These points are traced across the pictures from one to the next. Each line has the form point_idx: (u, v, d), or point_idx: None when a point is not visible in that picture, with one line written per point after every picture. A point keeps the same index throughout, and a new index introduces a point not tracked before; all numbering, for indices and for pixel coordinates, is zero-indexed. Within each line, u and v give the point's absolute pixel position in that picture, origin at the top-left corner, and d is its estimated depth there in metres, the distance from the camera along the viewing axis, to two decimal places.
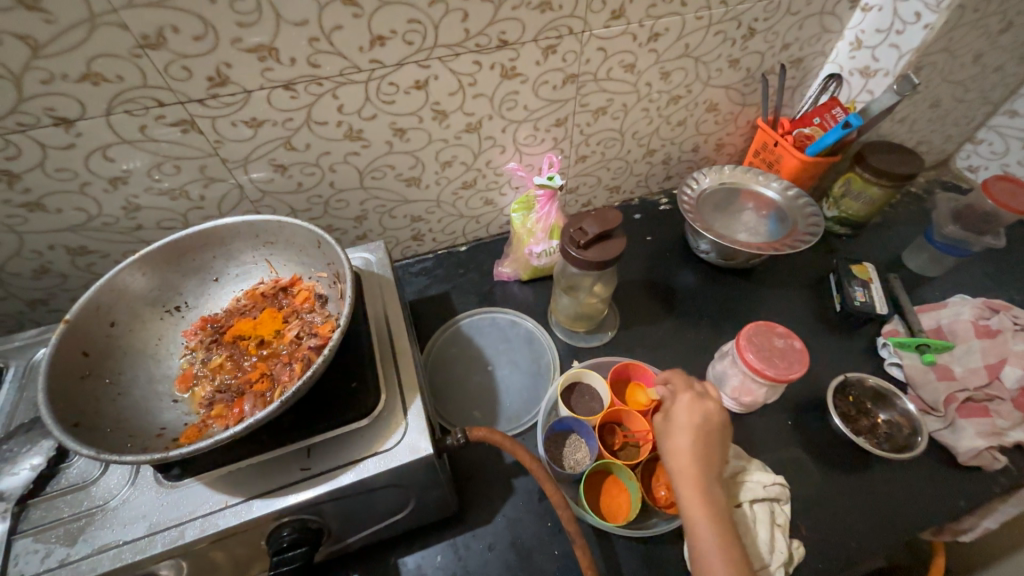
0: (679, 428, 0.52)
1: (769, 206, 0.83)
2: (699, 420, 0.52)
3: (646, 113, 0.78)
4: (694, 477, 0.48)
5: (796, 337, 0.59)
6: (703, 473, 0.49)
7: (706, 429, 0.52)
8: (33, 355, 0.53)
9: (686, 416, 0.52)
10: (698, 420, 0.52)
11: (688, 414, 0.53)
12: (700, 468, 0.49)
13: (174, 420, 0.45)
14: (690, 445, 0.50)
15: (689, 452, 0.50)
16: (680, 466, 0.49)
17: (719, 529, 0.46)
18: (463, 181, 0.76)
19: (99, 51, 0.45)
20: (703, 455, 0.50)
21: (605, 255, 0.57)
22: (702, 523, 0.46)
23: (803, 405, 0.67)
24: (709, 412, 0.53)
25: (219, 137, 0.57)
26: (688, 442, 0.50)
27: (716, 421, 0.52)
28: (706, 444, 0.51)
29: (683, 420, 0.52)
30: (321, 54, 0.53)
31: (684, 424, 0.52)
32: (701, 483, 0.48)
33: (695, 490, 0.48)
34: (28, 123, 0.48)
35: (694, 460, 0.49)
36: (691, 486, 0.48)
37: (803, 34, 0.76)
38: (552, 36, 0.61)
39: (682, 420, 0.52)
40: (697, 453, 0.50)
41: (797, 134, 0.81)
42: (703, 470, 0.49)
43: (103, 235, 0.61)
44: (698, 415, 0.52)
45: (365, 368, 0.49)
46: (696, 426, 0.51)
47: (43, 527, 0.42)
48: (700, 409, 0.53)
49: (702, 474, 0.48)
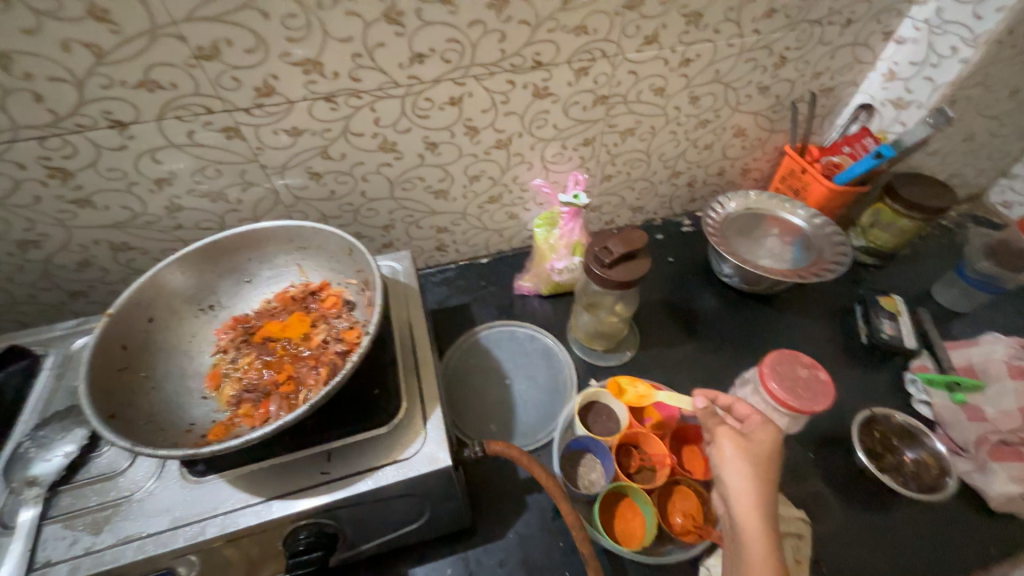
0: (752, 449, 0.49)
1: (794, 232, 0.82)
2: (770, 444, 0.49)
3: (673, 136, 0.78)
4: (759, 503, 0.45)
5: (821, 367, 0.58)
6: (766, 501, 0.46)
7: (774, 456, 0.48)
8: (71, 345, 0.56)
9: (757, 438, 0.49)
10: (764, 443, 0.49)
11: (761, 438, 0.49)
12: (763, 494, 0.46)
13: (202, 416, 0.46)
14: (756, 470, 0.47)
15: (755, 474, 0.47)
16: (744, 488, 0.46)
17: (774, 562, 0.42)
18: (489, 195, 0.77)
19: (157, 60, 0.48)
20: (766, 477, 0.47)
21: (629, 276, 0.57)
22: (759, 550, 0.43)
23: (826, 437, 0.66)
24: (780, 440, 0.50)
25: (260, 144, 0.59)
26: (752, 461, 0.47)
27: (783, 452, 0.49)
28: (771, 471, 0.47)
29: (752, 438, 0.49)
30: (363, 69, 0.55)
31: (755, 445, 0.49)
32: (763, 511, 0.45)
33: (758, 518, 0.45)
34: (87, 125, 0.51)
35: (761, 487, 0.46)
36: (752, 512, 0.45)
37: (834, 63, 0.76)
38: (585, 58, 0.62)
39: (755, 443, 0.49)
40: (758, 478, 0.47)
41: (826, 161, 0.81)
42: (768, 497, 0.46)
43: (145, 233, 0.64)
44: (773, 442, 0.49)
45: (387, 376, 0.50)
46: (761, 450, 0.48)
47: (71, 514, 0.43)
48: (770, 430, 0.50)
49: (765, 501, 0.45)
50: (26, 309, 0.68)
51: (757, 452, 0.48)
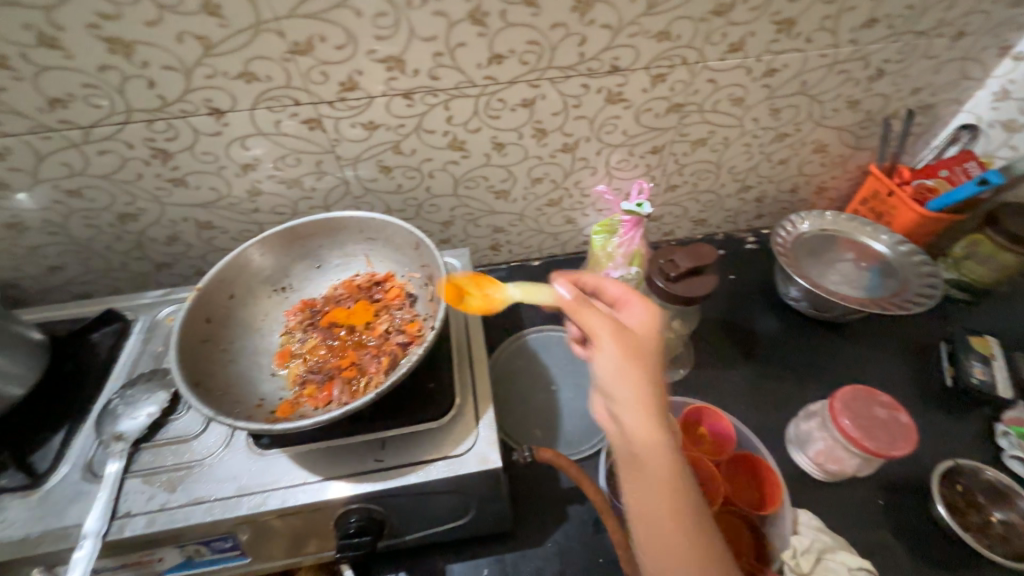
0: (609, 347, 0.40)
1: (874, 258, 0.76)
2: (643, 339, 0.42)
3: (747, 149, 0.75)
4: (659, 412, 0.39)
5: (902, 410, 0.53)
6: (661, 408, 0.39)
7: (657, 349, 0.42)
8: (158, 313, 0.60)
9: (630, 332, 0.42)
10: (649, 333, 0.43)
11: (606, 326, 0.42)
12: (656, 399, 0.39)
13: (271, 392, 0.48)
14: (647, 371, 0.40)
15: (644, 377, 0.39)
16: (646, 401, 0.38)
17: (679, 478, 0.37)
18: (549, 198, 0.76)
19: (256, 54, 0.51)
20: (656, 374, 0.40)
21: (694, 292, 0.55)
22: (662, 469, 0.37)
23: (898, 484, 0.60)
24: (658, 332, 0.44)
25: (338, 136, 0.61)
26: (643, 359, 0.40)
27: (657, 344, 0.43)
28: (659, 370, 0.41)
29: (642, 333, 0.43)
30: (442, 68, 0.56)
31: (625, 342, 0.40)
32: (661, 423, 0.38)
33: (656, 430, 0.38)
34: (189, 111, 0.55)
35: (657, 394, 0.39)
36: (653, 427, 0.38)
37: (937, 79, 0.69)
38: (664, 65, 0.61)
39: (626, 335, 0.41)
40: (648, 381, 0.39)
41: (918, 185, 0.75)
42: (661, 402, 0.39)
43: (227, 213, 0.68)
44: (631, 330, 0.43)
45: (444, 372, 0.51)
46: (634, 346, 0.41)
47: (151, 470, 0.46)
48: (648, 317, 0.45)
49: (661, 408, 0.38)
50: (119, 276, 0.74)
51: (642, 351, 0.41)
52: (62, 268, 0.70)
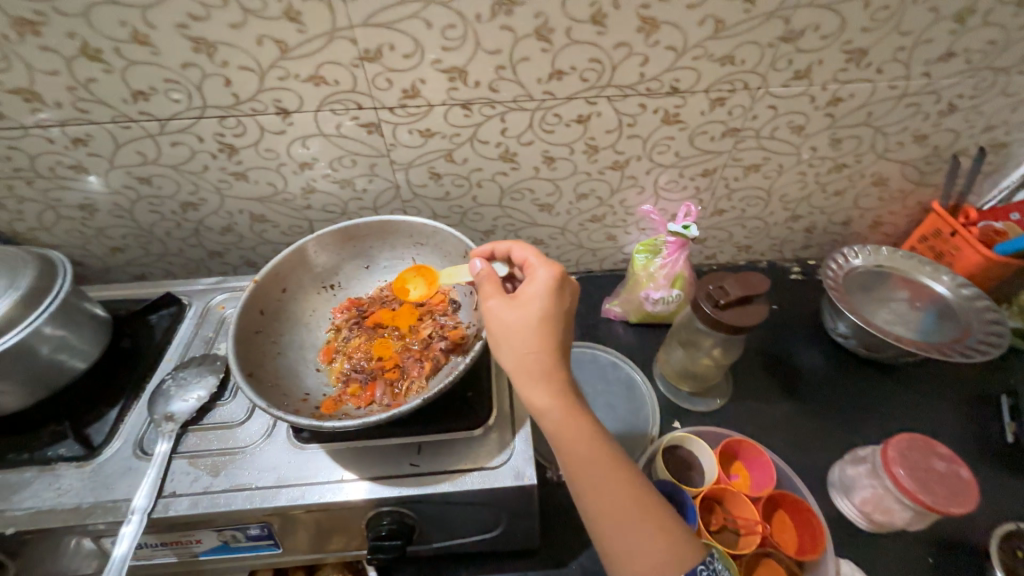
0: (509, 322, 0.43)
1: (932, 300, 0.73)
2: (544, 309, 0.42)
3: (802, 177, 0.73)
4: (553, 379, 0.42)
5: (962, 464, 0.51)
6: (558, 376, 0.42)
7: (555, 316, 0.43)
8: (210, 300, 0.62)
9: (534, 304, 0.43)
10: (529, 298, 0.43)
11: (512, 306, 0.43)
12: (550, 367, 0.42)
13: (315, 387, 0.49)
14: (539, 344, 0.42)
15: (503, 350, 0.42)
16: (538, 375, 0.41)
17: (587, 436, 0.41)
18: (592, 214, 0.76)
19: (328, 59, 0.53)
20: (527, 344, 0.42)
21: (743, 321, 0.53)
22: (568, 432, 0.41)
23: (950, 544, 0.57)
24: (560, 296, 0.44)
25: (394, 142, 0.63)
26: (505, 332, 0.42)
27: (556, 309, 0.43)
28: (552, 335, 0.42)
29: (518, 302, 0.43)
30: (503, 81, 0.57)
31: (522, 320, 0.42)
32: (560, 390, 0.42)
33: (557, 399, 0.41)
34: (259, 109, 0.57)
35: (542, 360, 0.42)
36: (549, 396, 0.41)
37: (1015, 117, 0.66)
38: (725, 89, 0.60)
39: (515, 312, 0.43)
40: (545, 351, 0.42)
41: (984, 226, 0.72)
42: (560, 371, 0.42)
43: (281, 209, 0.70)
44: (540, 302, 0.43)
45: (484, 382, 0.52)
46: (530, 319, 0.42)
47: (196, 453, 0.48)
48: (540, 282, 0.44)
49: (526, 380, 0.42)
50: (173, 261, 0.77)
51: (538, 322, 0.42)
52: (124, 249, 0.74)
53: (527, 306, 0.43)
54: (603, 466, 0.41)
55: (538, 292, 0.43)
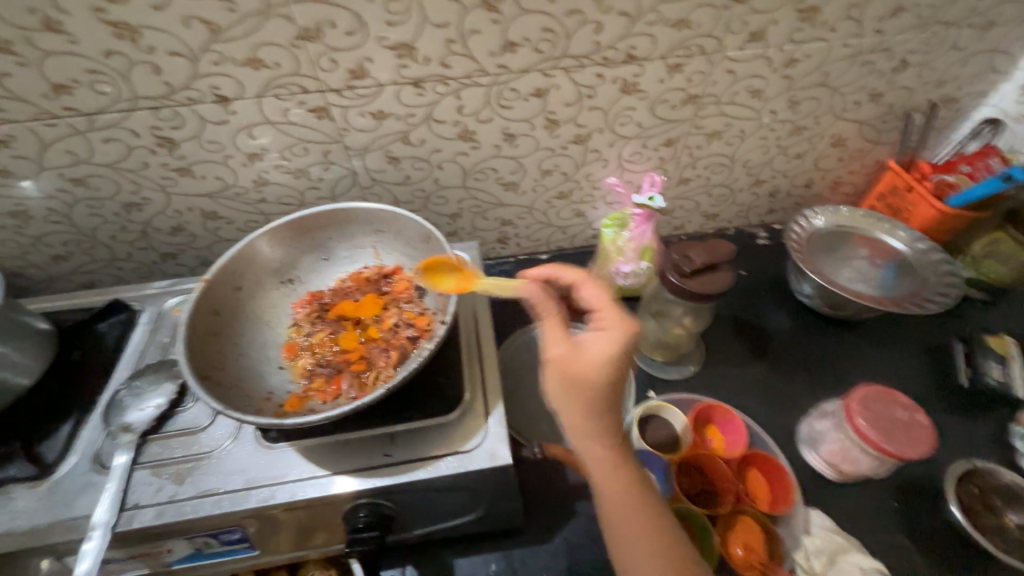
0: (559, 382, 0.44)
1: (890, 256, 0.75)
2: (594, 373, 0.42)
3: (763, 142, 0.73)
4: (601, 434, 0.43)
5: (920, 411, 0.53)
6: (607, 431, 0.43)
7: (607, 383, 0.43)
8: (164, 304, 0.59)
9: (590, 367, 0.42)
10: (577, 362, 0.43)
11: (569, 362, 0.43)
12: (599, 425, 0.43)
13: (279, 386, 0.48)
14: (588, 400, 0.42)
15: (562, 400, 0.44)
16: (586, 425, 0.43)
17: (630, 487, 0.43)
18: (559, 190, 0.75)
19: (266, 40, 0.50)
20: (581, 396, 0.43)
21: (708, 289, 0.54)
22: (608, 479, 0.43)
23: (910, 485, 0.60)
24: (607, 366, 0.43)
25: (347, 126, 0.60)
26: (563, 378, 0.43)
27: (607, 374, 0.43)
28: (598, 400, 0.42)
29: (576, 356, 0.43)
30: (454, 56, 0.54)
31: (572, 377, 0.43)
32: (609, 443, 0.43)
33: (606, 450, 0.43)
34: (196, 98, 0.53)
35: (589, 418, 0.43)
36: (599, 447, 0.43)
37: (964, 71, 0.67)
38: (682, 54, 0.59)
39: (573, 369, 0.43)
40: (588, 413, 0.43)
41: (938, 180, 0.73)
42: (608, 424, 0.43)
43: (233, 204, 0.67)
44: (598, 363, 0.43)
45: (455, 366, 0.51)
46: (579, 383, 0.43)
47: (159, 462, 0.46)
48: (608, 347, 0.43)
49: (579, 425, 0.43)
50: (124, 266, 0.73)
51: (586, 389, 0.42)
52: (68, 257, 0.70)
53: (583, 371, 0.42)
54: (639, 520, 0.42)
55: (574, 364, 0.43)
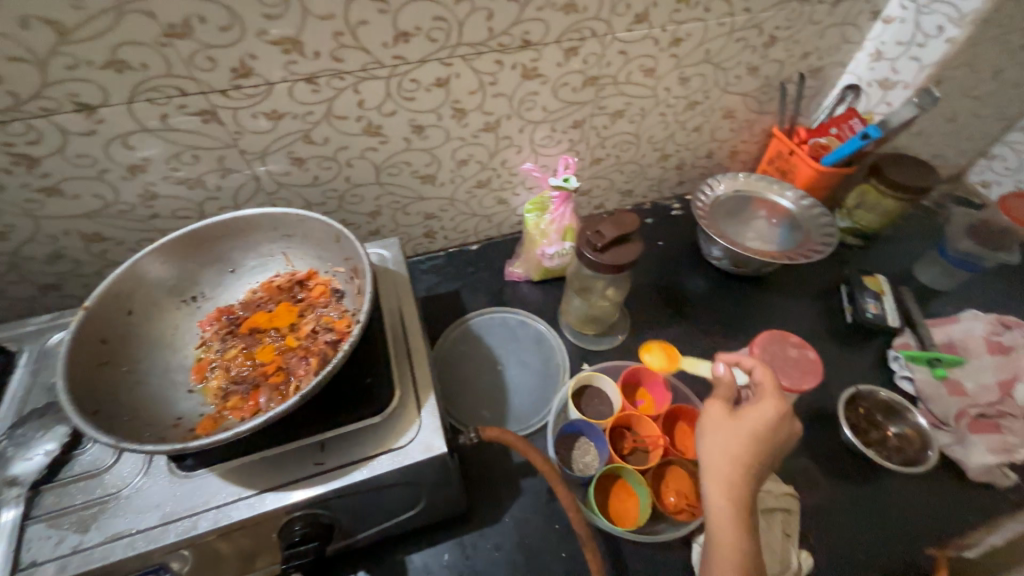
0: (726, 423, 0.50)
1: (782, 214, 0.83)
2: (764, 433, 0.48)
3: (663, 118, 0.77)
4: (744, 474, 0.46)
5: (809, 347, 0.60)
6: (737, 469, 0.46)
7: (782, 428, 0.49)
8: (47, 340, 0.53)
9: (779, 413, 0.49)
10: (761, 427, 0.48)
11: (754, 409, 0.50)
12: (740, 464, 0.46)
13: (189, 410, 0.45)
14: (740, 453, 0.47)
15: (715, 449, 0.48)
16: (714, 458, 0.48)
17: (737, 522, 0.44)
18: (477, 179, 0.75)
19: (125, 39, 0.45)
20: (749, 453, 0.47)
21: (623, 259, 0.57)
22: (721, 513, 0.45)
23: (813, 416, 0.67)
24: (772, 428, 0.49)
25: (238, 128, 0.56)
26: (731, 435, 0.48)
27: (784, 425, 0.49)
28: (763, 443, 0.48)
29: (751, 416, 0.49)
30: (345, 49, 0.52)
31: (736, 432, 0.48)
32: (733, 480, 0.46)
33: (726, 486, 0.46)
34: (51, 108, 0.47)
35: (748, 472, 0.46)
36: (717, 482, 0.46)
37: (824, 43, 0.75)
38: (575, 38, 0.61)
39: (752, 413, 0.49)
40: (742, 453, 0.47)
41: (813, 143, 0.81)
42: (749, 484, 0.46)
43: (118, 223, 0.61)
44: (773, 409, 0.49)
45: (381, 366, 0.49)
46: (756, 426, 0.48)
47: (56, 513, 0.42)
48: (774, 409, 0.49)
49: (726, 477, 0.46)
50: None
51: (735, 440, 0.48)
52: None
53: (772, 418, 0.49)
54: (746, 557, 0.43)
55: (750, 421, 0.49)
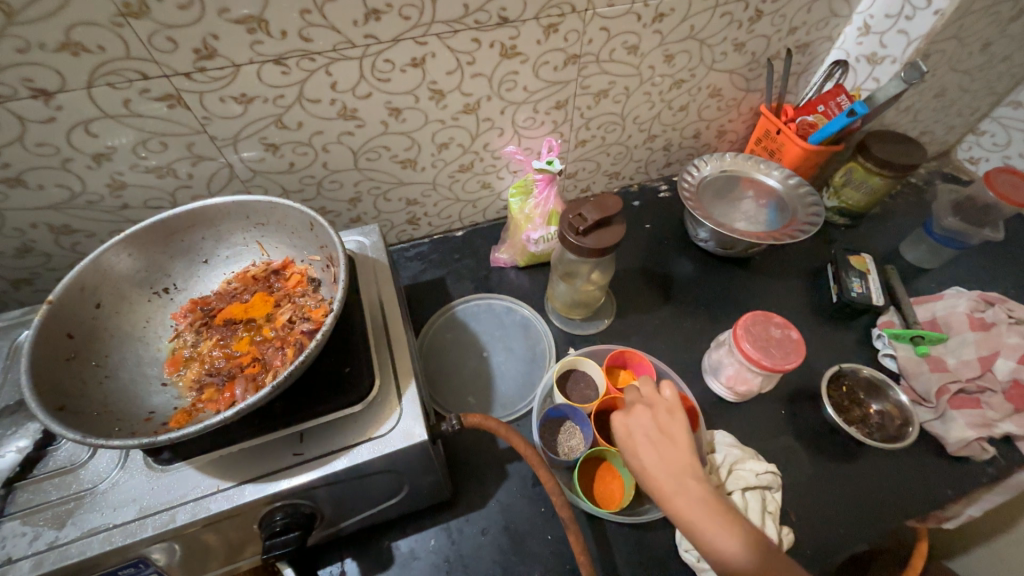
0: (627, 447, 0.49)
1: (769, 194, 0.82)
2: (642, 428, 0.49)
3: (648, 97, 0.76)
4: (681, 473, 0.45)
5: (792, 327, 0.60)
6: (667, 477, 0.45)
7: (664, 417, 0.50)
8: (16, 336, 0.51)
9: (651, 412, 0.50)
10: (633, 427, 0.50)
11: (632, 423, 0.50)
12: (666, 472, 0.46)
13: (163, 404, 0.45)
14: (642, 458, 0.47)
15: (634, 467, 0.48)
16: (650, 483, 0.46)
17: (706, 516, 0.42)
18: (460, 164, 0.74)
19: (78, 19, 0.42)
20: (647, 451, 0.47)
21: (604, 242, 0.56)
22: (693, 521, 0.43)
23: (797, 395, 0.68)
24: (644, 422, 0.50)
25: (207, 114, 0.54)
26: (627, 450, 0.49)
27: (657, 414, 0.50)
28: (662, 442, 0.48)
29: (624, 425, 0.50)
30: (313, 28, 0.50)
31: (630, 445, 0.49)
32: (671, 489, 0.45)
33: (675, 494, 0.44)
34: (5, 94, 0.45)
35: (659, 466, 0.46)
36: (668, 503, 0.45)
37: (811, 17, 0.74)
38: (554, 14, 0.59)
39: (636, 427, 0.49)
40: (660, 464, 0.46)
41: (801, 121, 0.80)
42: (672, 468, 0.46)
43: (88, 214, 0.59)
44: (647, 409, 0.51)
45: (361, 355, 0.48)
46: (646, 437, 0.48)
47: (31, 509, 0.41)
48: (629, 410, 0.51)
49: (654, 485, 0.46)
50: None
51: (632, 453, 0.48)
52: None
53: (646, 417, 0.50)
54: (736, 537, 0.41)
55: (627, 429, 0.50)
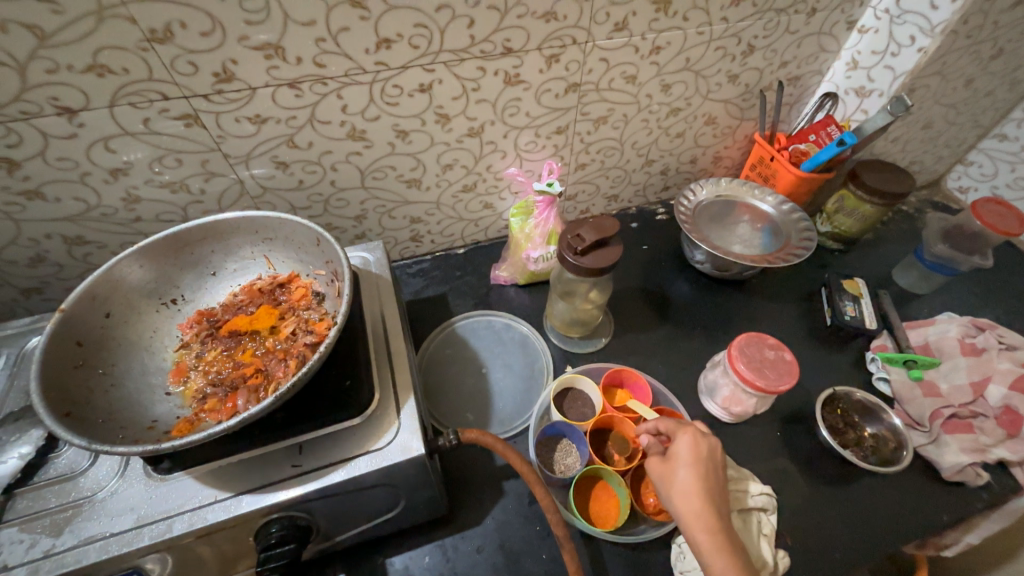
0: (677, 471, 0.48)
1: (763, 218, 0.84)
2: (700, 458, 0.48)
3: (646, 124, 0.79)
4: (720, 515, 0.45)
5: (786, 349, 0.61)
6: (711, 508, 0.45)
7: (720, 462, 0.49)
8: (24, 344, 0.52)
9: (712, 448, 0.49)
10: (696, 456, 0.48)
11: (691, 451, 0.49)
12: (713, 504, 0.46)
13: (166, 413, 0.46)
14: (692, 484, 0.46)
15: (674, 488, 0.47)
16: (690, 508, 0.45)
17: (737, 560, 0.43)
18: (463, 184, 0.76)
19: (105, 43, 0.45)
20: (699, 480, 0.47)
21: (602, 263, 0.57)
22: (721, 559, 0.43)
23: (793, 417, 0.69)
24: (702, 453, 0.49)
25: (222, 132, 0.56)
26: (677, 472, 0.48)
27: (721, 450, 0.50)
28: (717, 479, 0.47)
29: (682, 448, 0.49)
30: (327, 54, 0.53)
31: (682, 468, 0.48)
32: (713, 522, 0.44)
33: (709, 530, 0.44)
34: (32, 111, 0.47)
35: (704, 498, 0.45)
36: (702, 531, 0.44)
37: (800, 52, 0.77)
38: (556, 45, 0.62)
39: (696, 456, 0.48)
40: (710, 495, 0.46)
41: (793, 149, 0.82)
42: (715, 506, 0.45)
43: (101, 226, 0.61)
44: (708, 444, 0.50)
45: (361, 368, 0.49)
46: (707, 465, 0.48)
47: (30, 516, 0.42)
48: (691, 438, 0.50)
49: (693, 512, 0.45)
50: None
51: (680, 475, 0.47)
52: None
53: (709, 451, 0.49)
54: None
55: (684, 452, 0.49)
